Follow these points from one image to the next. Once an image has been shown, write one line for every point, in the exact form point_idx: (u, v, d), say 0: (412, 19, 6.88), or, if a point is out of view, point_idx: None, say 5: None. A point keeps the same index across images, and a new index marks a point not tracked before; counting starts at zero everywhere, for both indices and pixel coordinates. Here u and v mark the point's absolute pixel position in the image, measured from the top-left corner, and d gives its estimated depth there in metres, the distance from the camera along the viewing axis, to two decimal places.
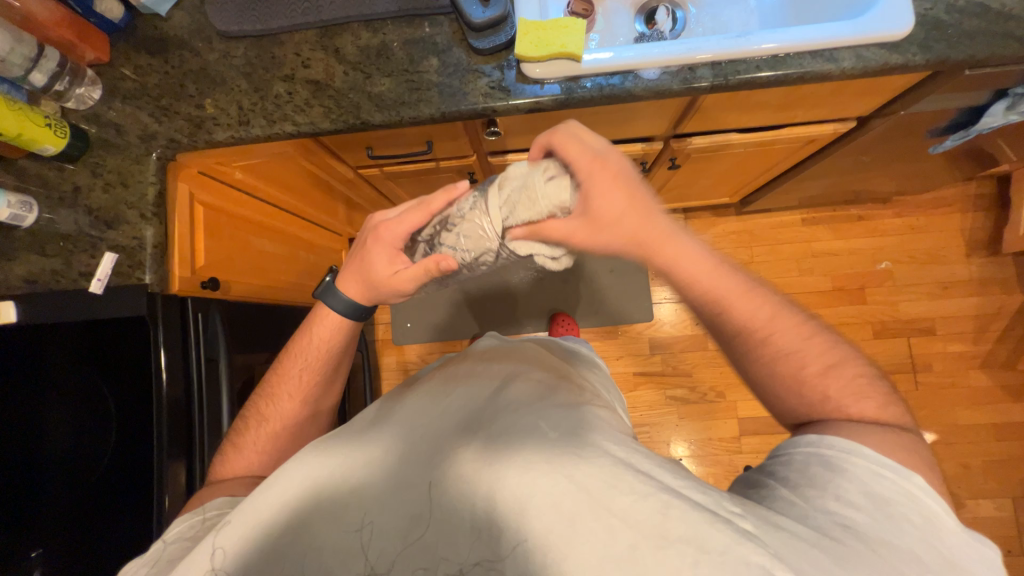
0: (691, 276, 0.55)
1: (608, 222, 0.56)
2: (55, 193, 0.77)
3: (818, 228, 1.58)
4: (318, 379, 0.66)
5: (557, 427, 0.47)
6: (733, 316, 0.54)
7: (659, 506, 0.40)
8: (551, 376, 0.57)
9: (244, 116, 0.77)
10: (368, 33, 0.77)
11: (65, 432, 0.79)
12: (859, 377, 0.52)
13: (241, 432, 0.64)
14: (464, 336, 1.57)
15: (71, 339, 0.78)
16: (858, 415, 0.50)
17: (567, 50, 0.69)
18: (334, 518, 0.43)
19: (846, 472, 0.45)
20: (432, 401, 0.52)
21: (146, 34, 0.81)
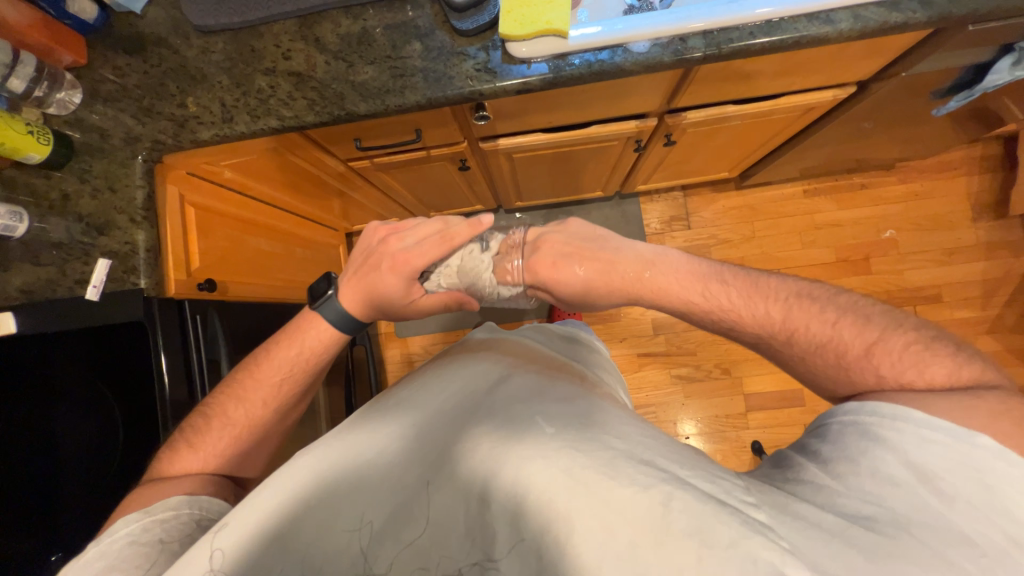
0: (685, 299, 0.58)
1: (586, 295, 0.64)
2: (43, 201, 0.77)
3: (820, 200, 1.56)
4: (297, 386, 0.65)
5: (555, 421, 0.47)
6: (744, 330, 0.56)
7: (659, 499, 0.40)
8: (547, 372, 0.58)
9: (228, 113, 0.75)
10: (348, 20, 0.75)
11: (74, 437, 0.80)
12: (914, 345, 0.49)
13: (199, 431, 0.62)
14: (466, 326, 1.57)
15: (73, 346, 0.78)
16: (923, 384, 0.47)
17: (553, 26, 0.67)
18: (328, 519, 0.43)
19: (881, 445, 0.44)
20: (428, 398, 0.52)
21: (123, 33, 0.79)
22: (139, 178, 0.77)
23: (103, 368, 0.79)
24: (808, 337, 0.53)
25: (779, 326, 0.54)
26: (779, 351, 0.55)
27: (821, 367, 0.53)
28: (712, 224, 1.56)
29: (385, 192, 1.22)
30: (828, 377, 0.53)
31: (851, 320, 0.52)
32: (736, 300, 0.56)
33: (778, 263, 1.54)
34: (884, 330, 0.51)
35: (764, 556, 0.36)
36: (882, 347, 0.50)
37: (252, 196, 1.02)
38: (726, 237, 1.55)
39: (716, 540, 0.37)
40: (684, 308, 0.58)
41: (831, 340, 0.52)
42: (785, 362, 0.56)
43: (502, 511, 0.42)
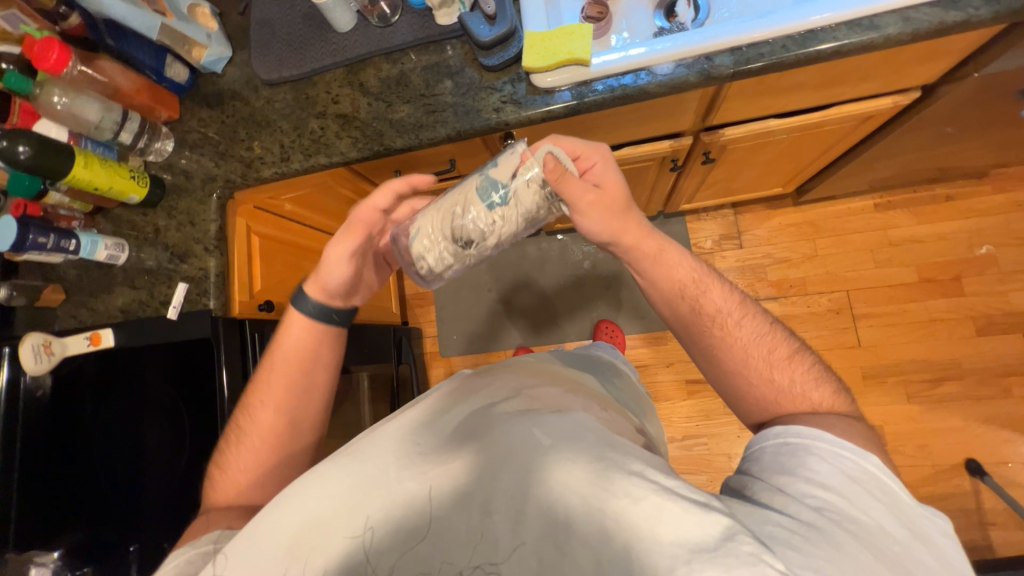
0: (670, 271, 0.63)
1: (614, 195, 0.61)
2: (140, 234, 0.91)
3: (895, 214, 1.40)
4: (306, 397, 0.69)
5: (552, 433, 0.48)
6: (713, 298, 0.61)
7: (651, 509, 0.41)
8: (544, 385, 0.59)
9: (286, 153, 0.85)
10: (388, 64, 0.82)
11: (150, 441, 0.89)
12: (815, 365, 0.58)
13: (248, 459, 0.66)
14: (508, 347, 1.58)
15: (154, 359, 0.89)
16: (820, 403, 0.54)
17: (574, 56, 0.69)
18: (336, 534, 0.46)
19: (813, 454, 0.47)
20: (424, 418, 0.54)
21: (206, 90, 0.91)
22: (210, 211, 0.88)
23: (177, 376, 0.88)
24: (753, 328, 0.60)
25: (734, 311, 0.61)
26: (726, 334, 0.60)
27: (756, 353, 0.58)
28: (766, 242, 1.45)
29: None
30: (755, 367, 0.58)
31: (783, 331, 0.60)
32: (703, 277, 0.63)
33: (846, 284, 1.40)
34: (799, 347, 0.59)
35: (744, 547, 0.38)
36: (800, 357, 0.58)
37: (307, 223, 1.13)
38: (784, 256, 1.44)
39: (706, 547, 0.39)
40: (655, 268, 0.63)
41: (771, 339, 0.59)
42: (725, 351, 0.59)
43: (502, 522, 0.45)
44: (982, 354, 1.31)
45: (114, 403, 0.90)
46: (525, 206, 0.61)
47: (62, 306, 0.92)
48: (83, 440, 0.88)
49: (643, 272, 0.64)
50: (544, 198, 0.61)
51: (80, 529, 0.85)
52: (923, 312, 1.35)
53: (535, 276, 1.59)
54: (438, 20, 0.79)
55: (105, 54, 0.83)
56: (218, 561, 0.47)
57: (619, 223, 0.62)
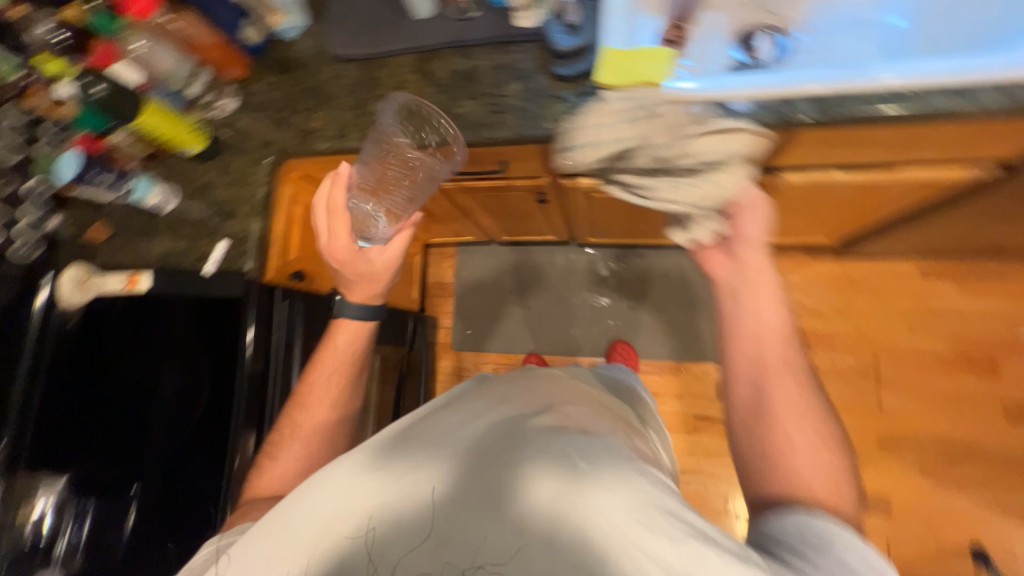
0: (771, 313, 0.69)
1: (751, 238, 0.73)
2: (191, 186, 0.93)
3: (939, 284, 1.36)
4: (342, 387, 0.75)
5: (587, 458, 0.50)
6: (791, 359, 0.67)
7: (683, 548, 0.44)
8: (577, 404, 0.62)
9: (344, 130, 0.86)
10: (459, 58, 0.82)
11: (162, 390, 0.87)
12: (851, 469, 0.61)
13: (278, 444, 0.72)
14: (520, 350, 1.57)
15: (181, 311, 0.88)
16: (837, 505, 0.56)
17: (652, 79, 0.70)
18: (378, 528, 0.49)
19: (839, 542, 0.50)
20: (464, 421, 0.58)
21: (276, 56, 0.93)
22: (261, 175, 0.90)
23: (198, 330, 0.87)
24: (810, 405, 0.63)
25: (800, 378, 0.65)
26: (787, 393, 0.64)
27: (805, 419, 0.62)
28: (800, 290, 1.42)
29: (464, 213, 1.28)
30: (801, 435, 0.61)
31: (832, 422, 0.63)
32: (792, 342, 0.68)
33: (874, 345, 1.36)
34: (837, 435, 0.62)
35: None
36: (838, 451, 0.61)
37: None
38: (815, 307, 1.41)
39: None
40: (755, 307, 0.70)
41: (818, 421, 0.62)
42: (778, 405, 0.63)
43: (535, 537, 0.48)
44: (1007, 442, 1.26)
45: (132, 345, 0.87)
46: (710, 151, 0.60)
47: (106, 244, 0.95)
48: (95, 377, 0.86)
49: (741, 304, 0.71)
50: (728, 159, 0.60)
51: (84, 465, 0.85)
52: (952, 388, 1.31)
53: (559, 285, 1.58)
54: (516, 22, 0.78)
55: None
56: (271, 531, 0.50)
57: (749, 251, 0.73)
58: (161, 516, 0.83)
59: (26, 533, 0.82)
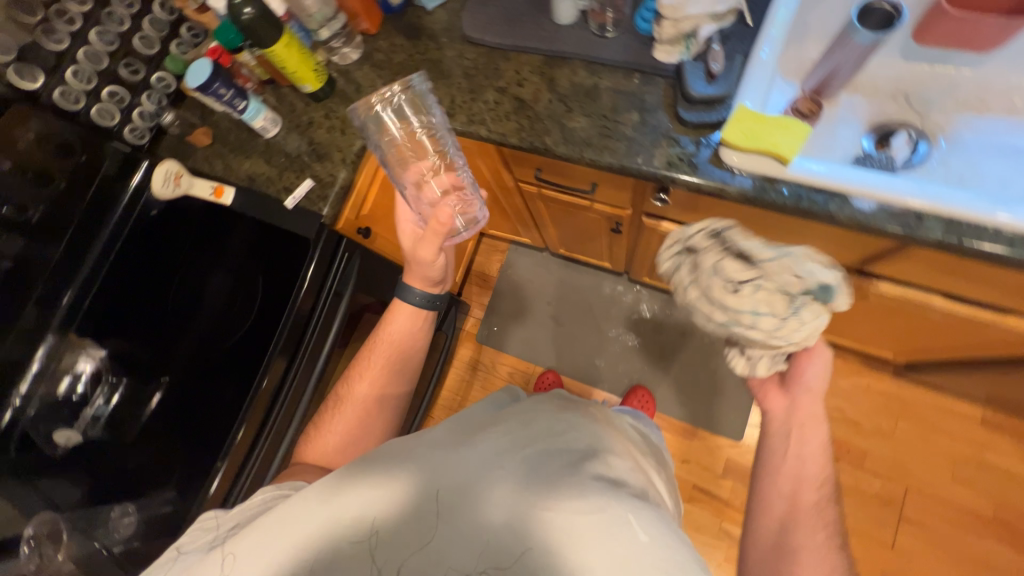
0: (810, 457, 0.65)
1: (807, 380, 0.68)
2: (295, 120, 0.96)
3: (998, 437, 1.26)
4: (390, 367, 0.79)
5: (648, 531, 0.45)
6: (822, 512, 0.62)
7: None
8: (630, 459, 0.56)
9: (452, 109, 0.86)
10: (585, 73, 0.81)
11: (207, 294, 0.90)
12: None
13: (325, 415, 0.77)
14: (540, 363, 1.56)
15: (247, 230, 0.92)
16: None
17: (778, 150, 0.65)
18: (412, 542, 0.47)
19: None
20: (510, 444, 0.54)
21: (409, 20, 0.94)
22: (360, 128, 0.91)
23: (255, 252, 0.90)
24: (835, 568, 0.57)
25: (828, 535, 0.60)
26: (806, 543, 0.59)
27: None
28: (844, 397, 1.34)
29: (532, 217, 1.27)
30: None
31: None
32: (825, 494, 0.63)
33: (907, 478, 1.27)
34: None
35: None
36: None
37: None
38: (856, 419, 1.33)
39: None
40: (794, 444, 0.67)
41: None
42: (792, 554, 0.59)
43: None
44: None
45: (198, 247, 0.92)
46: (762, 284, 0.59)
47: (203, 150, 1.00)
48: (158, 266, 0.92)
49: (780, 439, 0.68)
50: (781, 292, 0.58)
51: (124, 341, 0.89)
52: (979, 551, 1.21)
53: (598, 313, 1.56)
54: (655, 53, 0.76)
55: None
56: (305, 512, 0.50)
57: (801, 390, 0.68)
58: (175, 412, 0.86)
59: (58, 392, 0.86)
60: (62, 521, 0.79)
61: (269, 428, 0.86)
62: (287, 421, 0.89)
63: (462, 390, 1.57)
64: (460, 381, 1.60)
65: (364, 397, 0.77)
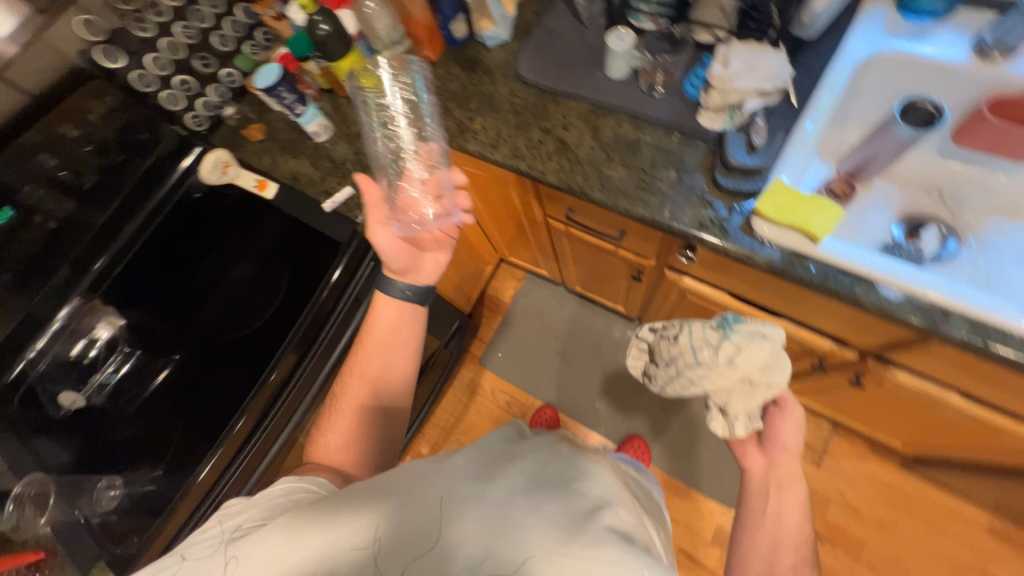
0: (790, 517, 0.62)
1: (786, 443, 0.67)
2: (347, 130, 1.01)
3: (1006, 550, 1.20)
4: (386, 360, 0.74)
5: None
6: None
7: None
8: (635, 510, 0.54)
9: (497, 141, 0.90)
10: (629, 126, 0.84)
11: (230, 278, 0.93)
12: None
13: (326, 415, 0.74)
14: (540, 396, 1.54)
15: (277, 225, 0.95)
16: None
17: (809, 229, 0.67)
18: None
19: None
20: (529, 485, 0.51)
21: (468, 54, 0.99)
22: None
23: (283, 246, 0.93)
24: None
25: None
26: None
27: None
28: (846, 481, 1.30)
29: (555, 251, 1.29)
30: None
31: None
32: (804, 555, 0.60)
33: None
34: None
35: None
36: None
37: None
38: (856, 507, 1.28)
39: None
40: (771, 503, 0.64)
41: None
42: None
43: None
44: None
45: (230, 234, 0.96)
46: (692, 332, 0.72)
47: (254, 144, 1.04)
48: (189, 246, 0.95)
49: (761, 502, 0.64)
50: (705, 332, 0.70)
51: (142, 312, 0.93)
52: None
53: (605, 355, 1.55)
54: (699, 118, 0.79)
55: None
56: (314, 527, 0.49)
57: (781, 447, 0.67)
58: (179, 389, 0.88)
59: (70, 353, 0.88)
60: (53, 483, 0.79)
61: (268, 422, 0.85)
62: (288, 419, 0.87)
63: (458, 411, 1.56)
64: (457, 402, 1.59)
65: (360, 395, 0.73)
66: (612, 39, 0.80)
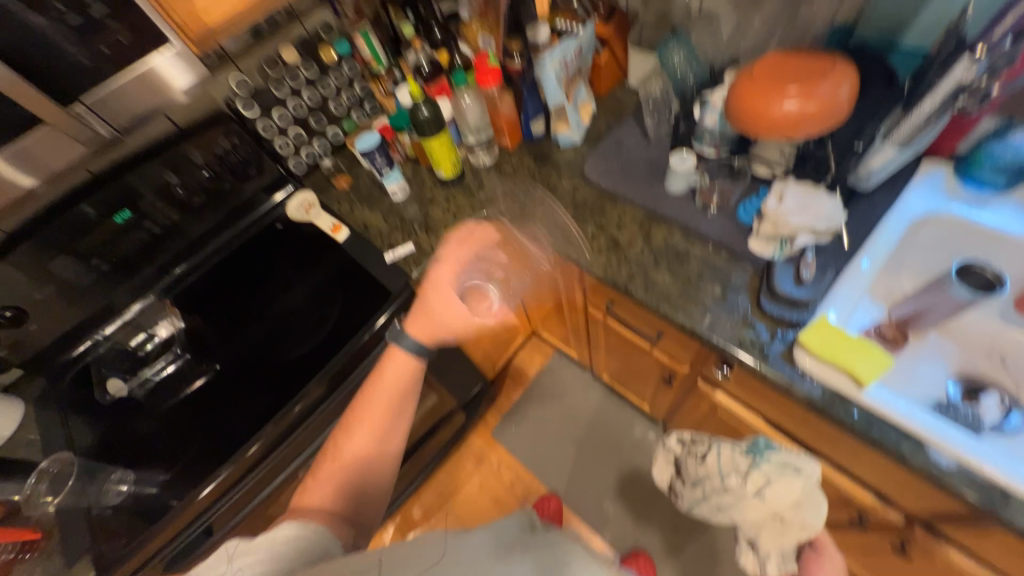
0: None
1: None
2: (421, 194, 1.12)
3: None
4: (387, 418, 0.73)
5: None
6: None
7: None
8: None
9: (553, 229, 0.97)
10: (680, 238, 0.89)
11: (281, 303, 0.99)
12: None
13: (318, 465, 0.72)
14: (547, 483, 1.48)
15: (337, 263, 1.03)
16: None
17: (854, 371, 0.65)
18: None
19: None
20: None
21: (542, 149, 1.11)
22: (468, 216, 1.04)
23: (337, 283, 1.00)
24: None
25: None
26: None
27: None
28: None
29: (588, 337, 1.30)
30: None
31: None
32: None
33: None
34: None
35: None
36: None
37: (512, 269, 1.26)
38: None
39: None
40: None
41: None
42: None
43: None
44: None
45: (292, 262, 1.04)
46: (720, 452, 0.67)
47: (340, 192, 1.18)
48: (256, 268, 1.04)
49: None
50: (736, 454, 0.66)
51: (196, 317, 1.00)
52: None
53: (622, 453, 1.48)
54: (751, 242, 0.82)
55: (509, 88, 1.06)
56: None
57: None
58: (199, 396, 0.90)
59: (129, 343, 0.97)
60: (77, 463, 0.82)
61: (279, 450, 0.87)
62: (297, 450, 0.90)
63: (459, 479, 1.50)
64: (461, 470, 1.53)
65: (354, 453, 0.71)
66: (674, 159, 0.88)
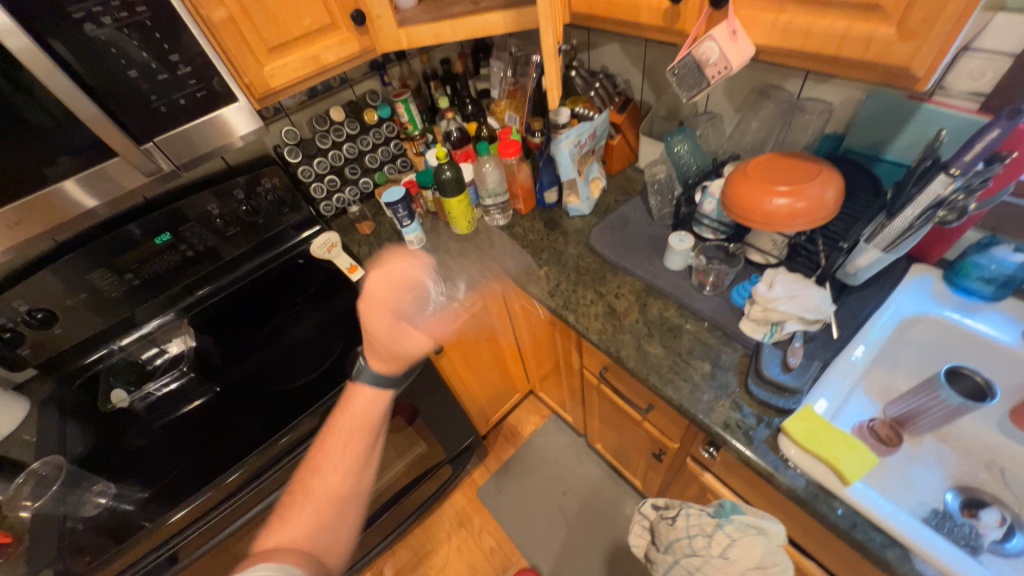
0: None
1: None
2: (435, 245, 1.19)
3: None
4: (361, 449, 0.73)
5: None
6: None
7: None
8: None
9: (555, 291, 1.01)
10: (675, 312, 0.92)
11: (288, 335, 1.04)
12: None
13: (286, 507, 0.69)
14: (528, 555, 1.39)
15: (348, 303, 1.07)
16: None
17: (838, 465, 0.64)
18: None
19: None
20: None
21: (553, 216, 1.19)
22: (477, 270, 1.10)
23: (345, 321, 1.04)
24: None
25: None
26: None
27: None
28: None
29: (584, 402, 1.29)
30: None
31: None
32: None
33: None
34: None
35: None
36: None
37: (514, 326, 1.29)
38: None
39: None
40: None
41: None
42: None
43: None
44: None
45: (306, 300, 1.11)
46: (688, 512, 0.63)
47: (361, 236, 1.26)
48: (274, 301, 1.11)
49: None
50: (703, 515, 0.62)
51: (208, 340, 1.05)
52: None
53: (610, 532, 1.40)
54: (741, 323, 0.85)
55: (528, 160, 1.17)
56: None
57: None
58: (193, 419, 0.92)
59: (141, 355, 1.02)
60: (65, 469, 0.81)
61: (259, 481, 0.88)
62: (278, 482, 0.91)
63: (437, 539, 1.44)
64: (441, 530, 1.47)
65: (330, 491, 0.70)
66: (674, 239, 0.94)
